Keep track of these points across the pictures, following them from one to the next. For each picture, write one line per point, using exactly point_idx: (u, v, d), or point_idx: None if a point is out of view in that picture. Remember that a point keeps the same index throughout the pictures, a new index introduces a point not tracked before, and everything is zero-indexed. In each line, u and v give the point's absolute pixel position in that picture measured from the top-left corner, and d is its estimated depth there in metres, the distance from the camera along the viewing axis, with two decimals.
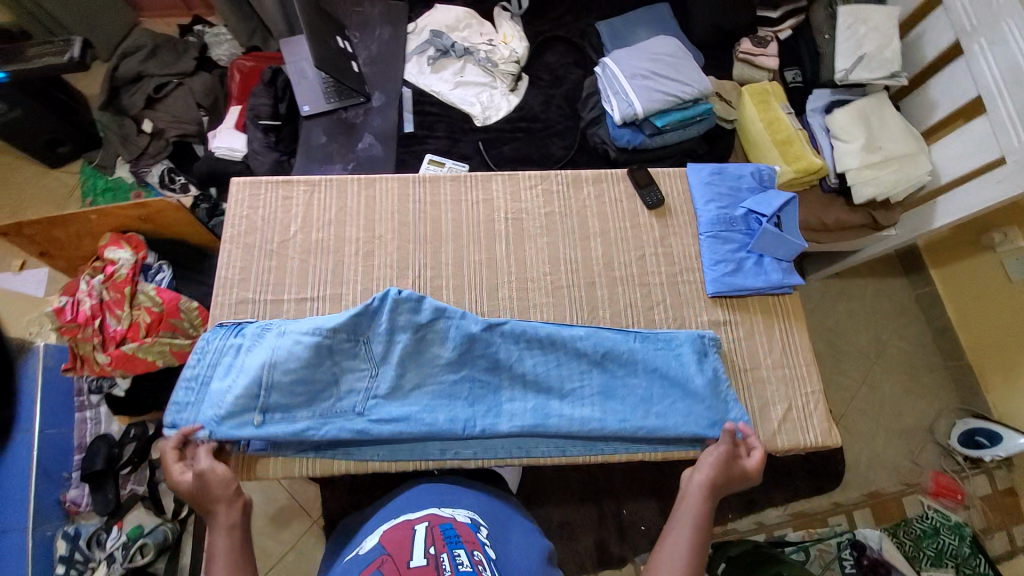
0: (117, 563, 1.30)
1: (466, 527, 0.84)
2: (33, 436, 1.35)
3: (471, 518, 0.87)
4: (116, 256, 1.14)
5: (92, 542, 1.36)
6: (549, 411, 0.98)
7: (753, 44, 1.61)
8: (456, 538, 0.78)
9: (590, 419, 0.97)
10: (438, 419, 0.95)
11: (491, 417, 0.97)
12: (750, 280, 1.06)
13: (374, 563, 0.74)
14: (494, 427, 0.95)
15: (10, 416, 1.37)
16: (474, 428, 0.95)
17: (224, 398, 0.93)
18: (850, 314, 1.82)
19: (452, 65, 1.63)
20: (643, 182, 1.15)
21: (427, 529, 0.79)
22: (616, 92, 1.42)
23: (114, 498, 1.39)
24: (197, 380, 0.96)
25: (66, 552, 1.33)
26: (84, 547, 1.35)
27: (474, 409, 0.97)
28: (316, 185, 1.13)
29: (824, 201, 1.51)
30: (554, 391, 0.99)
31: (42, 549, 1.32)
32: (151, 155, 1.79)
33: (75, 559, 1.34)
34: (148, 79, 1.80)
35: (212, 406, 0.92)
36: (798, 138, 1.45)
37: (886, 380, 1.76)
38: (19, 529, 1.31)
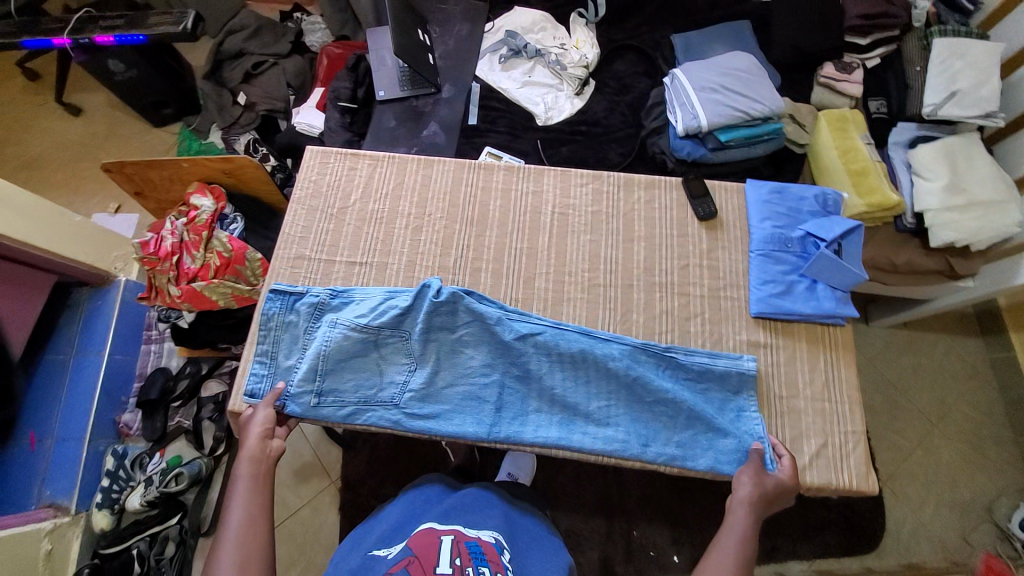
0: (154, 486, 1.42)
1: (489, 544, 0.89)
2: (102, 359, 1.49)
3: (495, 538, 0.92)
4: (200, 203, 1.24)
5: (136, 463, 1.50)
6: (575, 427, 0.97)
7: (836, 69, 1.55)
8: (481, 555, 0.84)
9: (616, 441, 0.95)
10: (468, 425, 0.97)
11: (517, 427, 0.97)
12: (799, 305, 1.01)
13: (402, 562, 0.82)
14: (519, 435, 0.96)
15: (84, 336, 1.51)
16: (500, 435, 0.96)
17: (291, 375, 1.00)
18: (915, 370, 1.67)
19: (522, 65, 1.68)
20: (697, 192, 1.12)
21: (454, 540, 0.86)
22: (682, 103, 1.41)
23: (161, 426, 1.53)
24: (267, 355, 1.02)
25: (113, 467, 1.46)
26: (128, 466, 1.48)
27: (501, 416, 0.98)
28: (379, 160, 1.20)
29: (896, 240, 1.41)
30: (582, 408, 0.98)
31: (94, 460, 1.45)
32: (241, 124, 1.95)
33: (118, 475, 1.46)
34: (248, 56, 1.98)
35: (280, 382, 1.00)
36: (875, 170, 1.36)
37: (947, 446, 1.59)
38: (77, 439, 1.43)
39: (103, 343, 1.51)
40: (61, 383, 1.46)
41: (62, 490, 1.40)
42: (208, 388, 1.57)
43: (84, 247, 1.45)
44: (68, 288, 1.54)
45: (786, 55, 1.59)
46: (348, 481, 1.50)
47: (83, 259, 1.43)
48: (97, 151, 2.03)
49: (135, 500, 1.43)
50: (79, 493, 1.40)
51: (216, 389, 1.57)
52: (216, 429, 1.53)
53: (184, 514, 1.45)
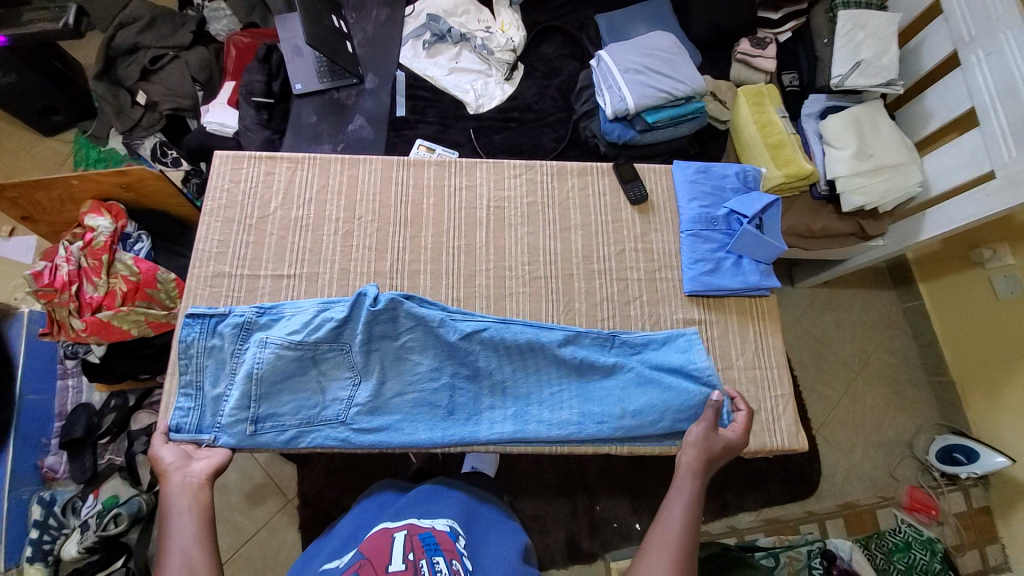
0: (91, 530, 1.31)
1: (444, 533, 0.88)
2: (8, 400, 1.31)
3: (450, 526, 0.91)
4: (96, 224, 1.12)
5: (68, 508, 1.37)
6: (529, 417, 0.98)
7: (751, 45, 1.60)
8: (435, 546, 0.83)
9: (570, 424, 0.97)
10: (420, 432, 0.95)
11: (471, 427, 0.96)
12: (728, 280, 1.05)
13: (353, 566, 0.78)
14: (473, 436, 0.95)
15: None
16: (454, 439, 0.95)
17: (223, 405, 0.94)
18: (838, 324, 1.81)
19: (448, 51, 1.62)
20: (628, 177, 1.14)
21: (406, 536, 0.84)
22: (609, 86, 1.42)
23: (91, 466, 1.40)
24: (192, 386, 0.95)
25: (41, 517, 1.33)
26: (59, 513, 1.35)
27: (453, 418, 0.97)
28: (299, 163, 1.12)
29: (813, 208, 1.50)
30: (533, 399, 0.99)
31: (17, 512, 1.31)
32: (144, 127, 1.79)
33: (48, 525, 1.34)
34: (144, 51, 1.79)
35: (212, 414, 0.94)
36: (790, 142, 1.43)
37: (869, 391, 1.75)
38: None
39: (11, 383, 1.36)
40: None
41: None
42: (138, 420, 1.46)
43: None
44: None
45: (704, 33, 1.63)
46: (306, 496, 1.45)
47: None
48: None
49: (71, 549, 1.30)
50: (5, 550, 1.27)
51: (148, 420, 1.47)
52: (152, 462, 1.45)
53: (129, 555, 1.34)
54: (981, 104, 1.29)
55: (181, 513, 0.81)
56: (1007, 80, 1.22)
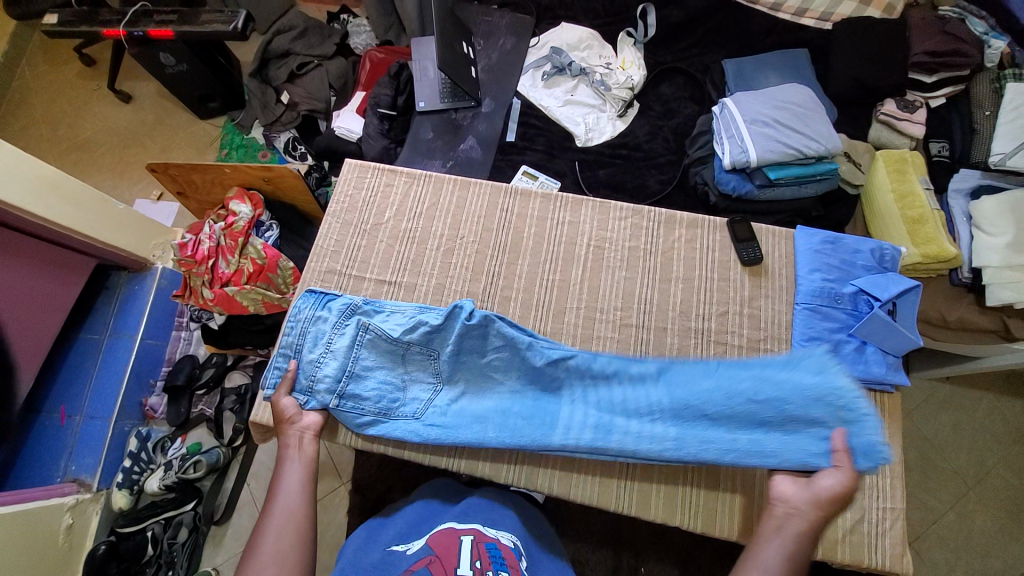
0: (172, 471, 1.45)
1: (508, 548, 0.86)
2: (133, 342, 1.51)
3: (513, 543, 0.89)
4: (239, 209, 1.25)
5: (158, 446, 1.53)
6: (611, 431, 0.91)
7: (899, 107, 1.47)
8: (501, 560, 0.81)
9: (664, 442, 0.89)
10: (491, 437, 0.95)
11: (545, 431, 0.94)
12: (846, 366, 0.95)
13: (424, 560, 0.80)
14: (546, 446, 0.92)
15: (121, 318, 1.54)
16: (524, 445, 0.93)
17: (315, 372, 0.97)
18: (955, 428, 1.56)
19: (565, 83, 1.65)
20: (743, 237, 1.07)
21: (473, 542, 0.84)
22: (731, 135, 1.35)
23: (184, 413, 1.56)
24: (290, 349, 1.00)
25: (135, 449, 1.48)
26: (149, 449, 1.51)
27: (525, 428, 0.95)
28: (417, 178, 1.18)
29: (950, 295, 1.33)
30: (618, 414, 0.93)
31: (117, 441, 1.48)
32: (282, 123, 2.01)
33: (140, 458, 1.48)
34: (293, 56, 2.00)
35: (304, 376, 0.97)
36: (933, 219, 1.28)
37: (980, 511, 1.48)
38: (103, 418, 1.46)
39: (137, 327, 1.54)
40: (92, 363, 1.50)
41: (86, 467, 1.42)
42: (231, 379, 1.59)
43: (131, 236, 1.49)
44: (108, 270, 1.57)
45: (843, 88, 1.51)
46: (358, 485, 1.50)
47: (125, 249, 1.47)
48: (142, 140, 2.09)
49: (154, 484, 1.45)
50: (102, 472, 1.43)
51: (240, 380, 1.60)
52: (236, 420, 1.53)
53: (198, 502, 1.46)
54: None
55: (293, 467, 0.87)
56: None
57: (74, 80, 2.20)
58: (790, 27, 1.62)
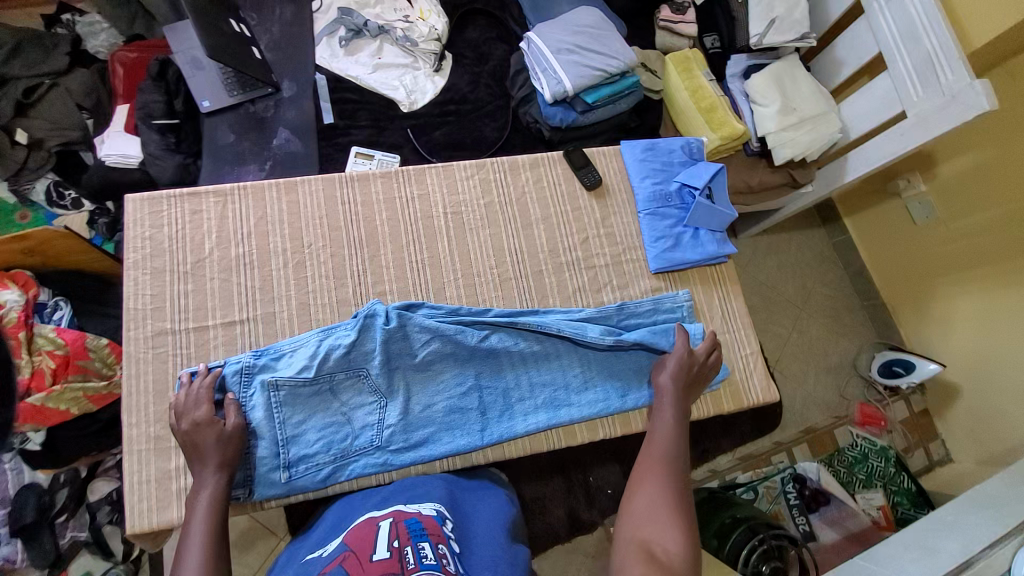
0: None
1: (431, 518, 0.79)
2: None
3: (438, 510, 0.82)
4: (1, 298, 0.98)
5: None
6: (559, 403, 1.01)
7: (672, 11, 1.63)
8: (421, 532, 0.74)
9: (598, 402, 1.02)
10: (460, 438, 0.96)
11: (504, 414, 0.99)
12: (689, 253, 1.10)
13: (337, 560, 0.70)
14: (511, 431, 0.98)
15: None
16: (494, 437, 0.97)
17: (250, 457, 0.90)
18: (779, 267, 1.93)
19: (368, 47, 1.53)
20: (580, 164, 1.14)
21: (391, 523, 0.75)
22: (544, 69, 1.39)
23: (53, 549, 1.25)
24: None
25: None
26: None
27: (486, 418, 0.98)
28: (228, 194, 1.03)
29: (748, 163, 1.59)
30: (559, 384, 1.02)
31: None
32: (32, 168, 1.58)
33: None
34: (14, 82, 1.57)
35: (243, 468, 0.89)
36: (721, 104, 1.48)
37: (813, 323, 1.89)
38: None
39: None
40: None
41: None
42: (94, 491, 1.32)
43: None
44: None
45: (625, 2, 1.64)
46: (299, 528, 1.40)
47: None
48: None
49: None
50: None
51: (107, 487, 1.34)
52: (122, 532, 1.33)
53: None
54: (887, 47, 1.32)
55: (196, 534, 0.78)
56: (906, 20, 1.25)
57: None
58: None
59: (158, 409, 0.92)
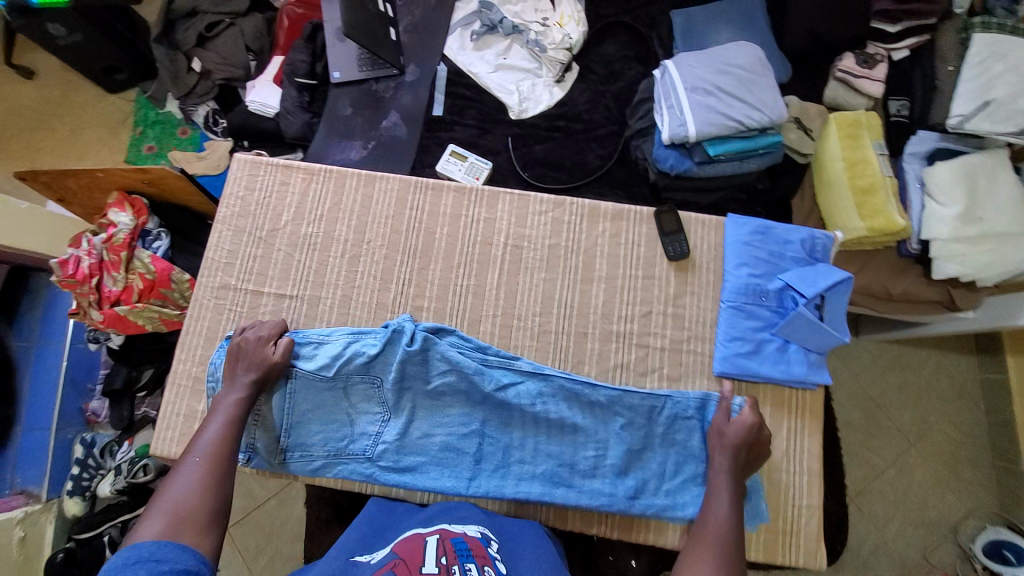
0: (121, 475, 1.38)
1: (476, 539, 0.76)
2: (62, 348, 1.46)
3: (482, 531, 0.79)
4: (117, 219, 1.14)
5: (105, 451, 1.44)
6: (558, 479, 0.90)
7: (858, 63, 1.36)
8: (468, 552, 0.71)
9: (601, 495, 0.89)
10: (446, 479, 0.91)
11: (500, 476, 0.91)
12: (767, 367, 0.91)
13: (386, 566, 0.68)
14: (499, 490, 0.89)
15: (47, 324, 1.48)
16: (480, 491, 0.90)
17: (253, 430, 0.93)
18: (900, 388, 1.57)
19: (497, 44, 1.48)
20: (669, 229, 0.99)
21: (438, 539, 0.72)
22: (671, 105, 1.23)
23: (127, 416, 1.42)
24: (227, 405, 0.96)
25: (81, 456, 1.42)
26: (97, 454, 1.43)
27: (479, 467, 0.91)
28: (315, 174, 1.07)
29: (896, 267, 1.29)
30: (567, 462, 0.91)
31: (61, 450, 1.43)
32: (198, 94, 1.80)
33: (88, 463, 1.42)
34: (201, 16, 1.77)
35: (244, 439, 0.93)
36: (883, 187, 1.22)
37: (920, 465, 1.52)
38: (42, 428, 1.41)
39: (62, 335, 1.48)
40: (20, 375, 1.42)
41: (32, 478, 1.38)
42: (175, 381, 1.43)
43: (37, 239, 1.40)
44: (26, 272, 1.48)
45: (800, 43, 1.40)
46: None
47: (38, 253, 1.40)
48: (47, 121, 1.89)
49: (105, 488, 1.39)
50: (50, 481, 1.40)
51: None
52: None
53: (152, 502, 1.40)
54: None
55: (215, 420, 0.83)
56: None
57: None
58: None
59: (203, 354, 1.00)
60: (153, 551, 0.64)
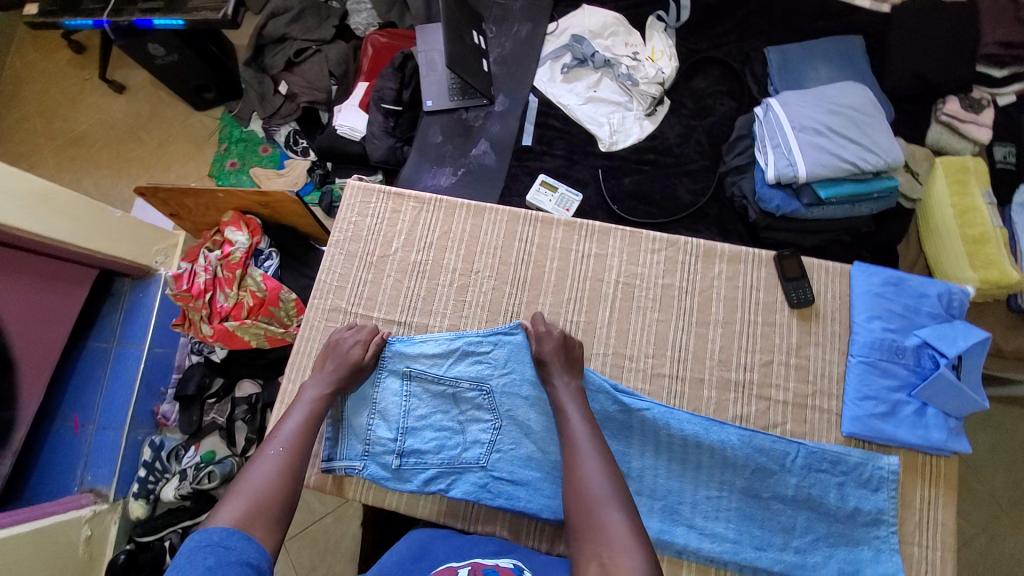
0: (186, 481, 1.35)
1: (508, 569, 0.69)
2: (141, 352, 1.42)
3: (517, 563, 0.72)
4: (235, 238, 1.19)
5: (171, 455, 1.43)
6: (679, 514, 0.87)
7: (962, 107, 1.32)
8: None
9: (725, 541, 0.85)
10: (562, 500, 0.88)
11: None
12: (905, 431, 0.86)
13: None
14: None
15: (127, 326, 1.44)
16: None
17: (372, 434, 0.93)
18: (994, 447, 1.43)
19: (588, 77, 1.49)
20: (793, 274, 0.96)
21: (469, 570, 0.67)
22: (776, 144, 1.21)
23: (196, 421, 1.43)
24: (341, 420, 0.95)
25: (149, 458, 1.41)
26: (164, 458, 1.43)
27: None
28: (425, 203, 1.08)
29: (1011, 322, 1.21)
30: (688, 494, 0.87)
31: (131, 451, 1.40)
32: (282, 115, 1.85)
33: (155, 466, 1.41)
34: (290, 42, 1.83)
35: (360, 441, 0.93)
36: (996, 237, 1.16)
37: (1013, 534, 1.38)
38: (115, 429, 1.38)
39: (142, 337, 1.44)
40: (100, 375, 1.41)
41: (102, 477, 1.36)
42: (241, 389, 1.46)
43: (129, 242, 1.37)
44: (111, 275, 1.47)
45: (903, 84, 1.35)
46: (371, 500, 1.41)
47: (126, 255, 1.36)
48: (137, 133, 1.96)
49: (170, 493, 1.36)
50: (118, 481, 1.36)
51: (250, 389, 1.46)
52: (248, 430, 1.42)
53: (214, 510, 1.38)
54: None
55: (298, 412, 0.84)
56: None
57: (66, 69, 2.04)
58: (842, 10, 1.45)
59: None
60: (222, 537, 0.64)
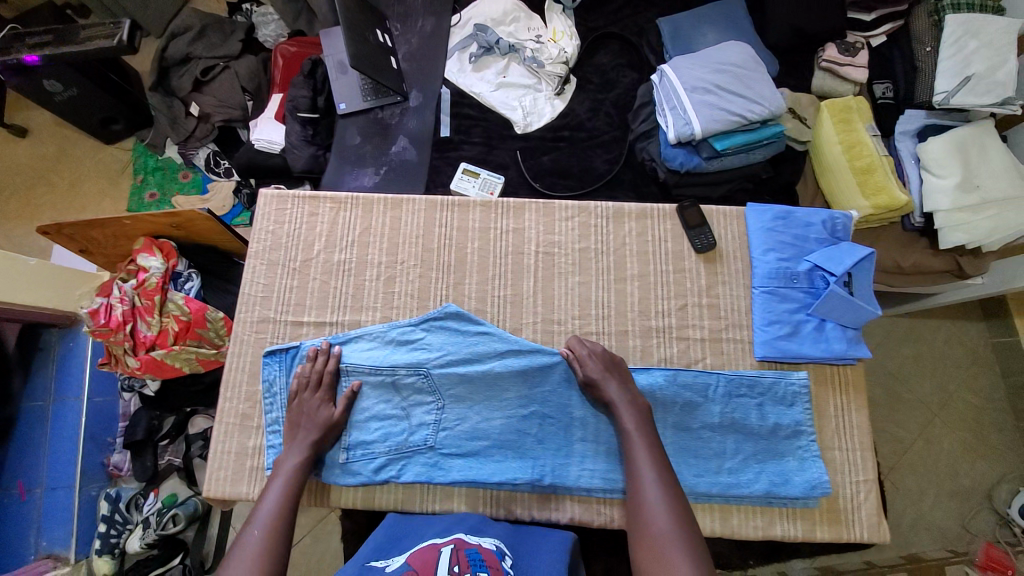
0: (150, 528, 1.31)
1: (491, 551, 0.73)
2: (80, 402, 1.36)
3: (496, 545, 0.77)
4: (149, 264, 1.16)
5: (131, 505, 1.37)
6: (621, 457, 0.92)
7: (840, 51, 1.42)
8: (481, 561, 0.68)
9: None
10: (512, 464, 0.92)
11: (562, 461, 0.93)
12: (808, 347, 0.95)
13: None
14: (565, 473, 0.92)
15: (59, 376, 1.38)
16: (546, 473, 0.92)
17: None
18: (916, 359, 1.58)
19: (495, 64, 1.53)
20: (694, 223, 1.03)
21: (452, 549, 0.70)
22: (672, 106, 1.29)
23: (151, 466, 1.38)
24: (281, 425, 0.96)
25: (107, 512, 1.34)
26: (123, 509, 1.36)
27: (542, 450, 0.93)
28: (342, 202, 1.09)
29: (904, 241, 1.33)
30: None
31: (86, 508, 1.35)
32: (197, 138, 1.80)
33: (114, 519, 1.35)
34: (196, 62, 1.77)
35: None
36: (882, 165, 1.27)
37: (946, 435, 1.53)
38: (65, 486, 1.32)
39: (79, 386, 1.38)
40: (41, 431, 1.33)
41: (58, 540, 1.31)
42: (195, 424, 1.41)
43: (47, 290, 1.31)
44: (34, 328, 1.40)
45: (783, 37, 1.46)
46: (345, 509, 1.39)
47: (48, 305, 1.31)
48: (41, 176, 1.86)
49: (135, 543, 1.31)
50: (77, 542, 1.32)
51: (205, 424, 1.42)
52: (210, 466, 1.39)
53: (185, 553, 1.33)
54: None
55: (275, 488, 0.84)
56: None
57: None
58: None
59: (249, 390, 0.99)
60: None
